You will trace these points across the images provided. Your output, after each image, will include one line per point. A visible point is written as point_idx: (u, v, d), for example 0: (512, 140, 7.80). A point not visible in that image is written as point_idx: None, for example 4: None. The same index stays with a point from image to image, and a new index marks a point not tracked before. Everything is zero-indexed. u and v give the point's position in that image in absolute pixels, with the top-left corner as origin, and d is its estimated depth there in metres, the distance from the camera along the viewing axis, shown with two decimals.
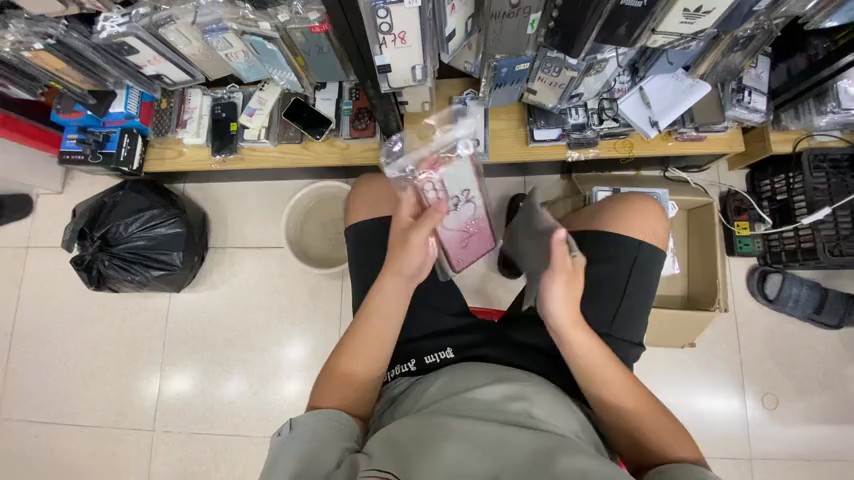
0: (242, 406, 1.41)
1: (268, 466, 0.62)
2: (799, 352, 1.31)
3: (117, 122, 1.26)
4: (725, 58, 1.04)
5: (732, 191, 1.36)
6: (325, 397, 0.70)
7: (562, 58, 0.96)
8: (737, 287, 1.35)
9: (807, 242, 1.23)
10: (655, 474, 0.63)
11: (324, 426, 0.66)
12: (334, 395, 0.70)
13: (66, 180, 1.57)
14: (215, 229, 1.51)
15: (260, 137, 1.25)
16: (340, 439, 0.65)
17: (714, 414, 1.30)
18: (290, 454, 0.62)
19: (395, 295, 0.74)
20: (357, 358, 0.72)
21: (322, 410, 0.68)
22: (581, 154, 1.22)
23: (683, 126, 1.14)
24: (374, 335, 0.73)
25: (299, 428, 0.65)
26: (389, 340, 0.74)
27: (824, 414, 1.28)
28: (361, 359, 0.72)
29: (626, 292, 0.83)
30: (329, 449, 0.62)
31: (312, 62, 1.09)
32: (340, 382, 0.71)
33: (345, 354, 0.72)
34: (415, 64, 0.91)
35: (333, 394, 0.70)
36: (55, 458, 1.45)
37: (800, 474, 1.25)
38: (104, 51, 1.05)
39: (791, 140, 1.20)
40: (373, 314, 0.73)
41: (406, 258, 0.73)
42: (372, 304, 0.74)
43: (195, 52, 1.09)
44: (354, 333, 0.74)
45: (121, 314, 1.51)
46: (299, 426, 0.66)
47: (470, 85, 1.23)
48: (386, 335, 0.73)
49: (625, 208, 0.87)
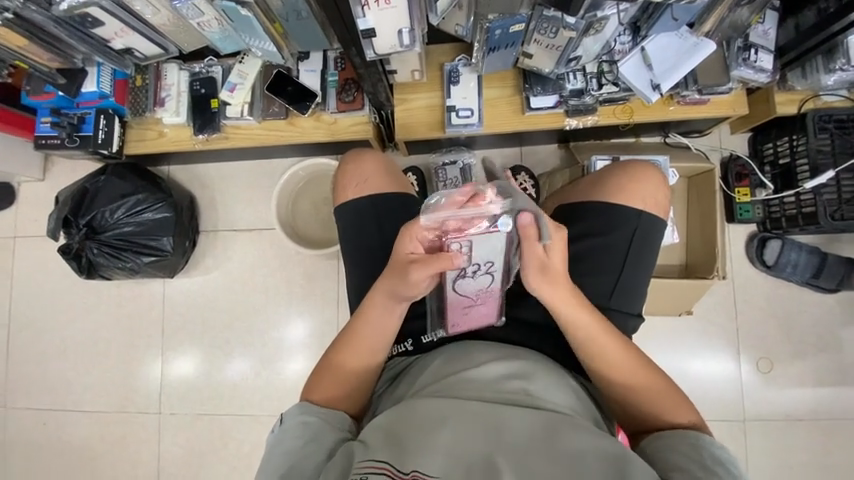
0: (245, 387, 1.43)
1: (262, 461, 0.63)
2: (795, 316, 1.32)
3: (91, 102, 1.20)
4: (731, 14, 0.96)
5: (734, 156, 1.32)
6: (314, 391, 0.70)
7: (559, 17, 0.91)
8: (735, 254, 1.35)
9: (808, 207, 1.21)
10: (652, 439, 0.65)
11: (313, 420, 0.66)
12: (322, 390, 0.70)
13: (46, 166, 1.50)
14: (205, 212, 1.47)
15: (243, 113, 1.19)
16: (332, 431, 0.65)
17: (709, 379, 1.32)
18: (282, 447, 0.63)
19: (388, 315, 0.71)
20: (347, 361, 0.71)
21: (308, 405, 0.68)
22: (580, 121, 1.16)
23: (686, 88, 1.09)
24: (363, 347, 0.72)
25: (290, 420, 0.66)
26: (378, 349, 0.73)
27: (817, 376, 1.31)
28: (354, 364, 0.71)
29: (625, 265, 0.82)
30: (321, 445, 0.63)
31: (291, 29, 1.03)
32: (330, 376, 0.71)
33: (337, 357, 0.72)
34: (401, 27, 0.85)
35: (322, 388, 0.70)
36: (65, 443, 1.48)
37: (792, 432, 1.29)
38: (67, 25, 0.98)
39: (795, 101, 1.15)
40: (363, 323, 0.72)
41: (404, 287, 0.66)
42: (366, 315, 0.72)
43: (165, 21, 1.01)
44: (345, 336, 0.73)
45: (117, 302, 1.49)
46: (288, 420, 0.66)
47: (462, 50, 1.17)
48: (375, 346, 0.72)
49: (623, 176, 0.84)
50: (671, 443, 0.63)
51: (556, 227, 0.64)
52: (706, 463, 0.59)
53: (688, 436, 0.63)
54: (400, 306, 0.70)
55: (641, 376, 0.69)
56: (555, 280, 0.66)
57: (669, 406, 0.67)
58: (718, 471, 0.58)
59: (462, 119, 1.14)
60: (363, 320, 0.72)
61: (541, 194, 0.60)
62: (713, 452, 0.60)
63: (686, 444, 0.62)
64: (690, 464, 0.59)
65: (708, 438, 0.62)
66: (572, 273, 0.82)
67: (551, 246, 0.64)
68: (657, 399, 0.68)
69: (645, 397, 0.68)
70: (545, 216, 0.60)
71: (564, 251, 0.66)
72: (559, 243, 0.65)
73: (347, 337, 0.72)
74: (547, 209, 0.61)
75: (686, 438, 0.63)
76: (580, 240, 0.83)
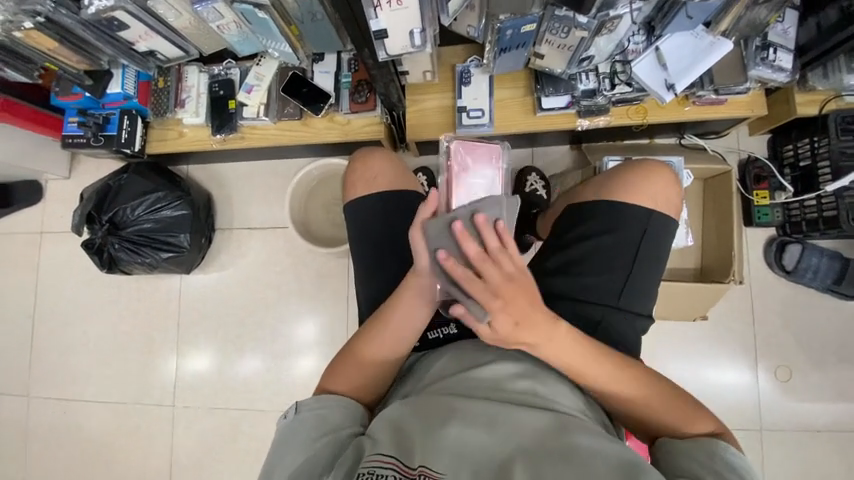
0: (257, 383, 1.46)
1: (276, 447, 0.63)
2: (816, 323, 1.28)
3: (115, 103, 1.24)
4: (748, 12, 0.95)
5: (752, 157, 1.29)
6: (332, 381, 0.72)
7: (571, 17, 0.91)
8: (754, 258, 1.31)
9: (829, 210, 1.17)
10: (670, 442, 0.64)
11: (331, 411, 0.66)
12: (340, 380, 0.71)
13: (72, 165, 1.57)
14: (221, 210, 1.51)
15: (259, 114, 1.22)
16: (346, 425, 0.65)
17: (724, 387, 1.28)
18: (296, 439, 0.63)
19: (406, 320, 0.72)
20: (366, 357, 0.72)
21: (323, 396, 0.69)
22: (591, 122, 1.15)
23: (702, 88, 1.07)
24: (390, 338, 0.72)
25: (304, 413, 0.66)
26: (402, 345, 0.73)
27: (838, 388, 1.26)
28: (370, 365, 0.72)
29: (634, 265, 0.81)
30: (331, 438, 0.62)
31: (307, 32, 1.07)
32: (349, 365, 0.72)
33: (362, 337, 0.73)
34: (413, 28, 0.86)
35: (341, 379, 0.71)
36: (83, 433, 1.53)
37: (812, 445, 1.24)
38: (94, 28, 1.02)
39: (817, 102, 1.12)
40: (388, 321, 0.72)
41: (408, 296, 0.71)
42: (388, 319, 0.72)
43: (187, 25, 1.05)
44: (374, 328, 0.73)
45: (135, 297, 1.54)
46: (302, 410, 0.66)
47: (474, 51, 1.18)
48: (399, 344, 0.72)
49: (634, 176, 0.83)
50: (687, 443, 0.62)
51: (499, 294, 0.59)
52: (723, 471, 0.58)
53: (705, 443, 0.61)
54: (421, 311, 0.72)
55: (623, 383, 0.67)
56: (525, 337, 0.62)
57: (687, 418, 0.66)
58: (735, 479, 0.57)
59: (472, 120, 1.15)
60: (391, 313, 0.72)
61: (492, 254, 0.59)
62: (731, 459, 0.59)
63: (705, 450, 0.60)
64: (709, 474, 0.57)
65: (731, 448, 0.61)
66: (578, 273, 0.81)
67: (499, 320, 0.60)
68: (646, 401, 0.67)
69: (641, 402, 0.67)
70: (483, 285, 0.59)
71: (522, 314, 0.60)
72: (518, 304, 0.60)
73: (372, 328, 0.73)
74: (494, 270, 0.59)
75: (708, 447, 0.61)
76: (588, 239, 0.82)
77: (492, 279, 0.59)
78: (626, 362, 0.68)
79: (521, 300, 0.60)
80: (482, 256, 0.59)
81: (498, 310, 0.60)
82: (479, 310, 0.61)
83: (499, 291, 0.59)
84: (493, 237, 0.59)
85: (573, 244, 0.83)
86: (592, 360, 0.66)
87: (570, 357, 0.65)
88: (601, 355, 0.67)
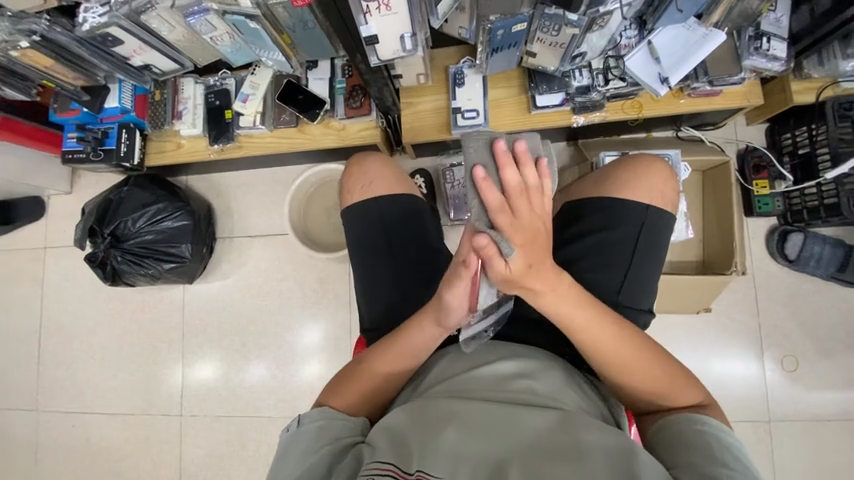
0: (263, 390, 1.46)
1: (279, 456, 0.64)
2: (821, 312, 1.27)
3: (114, 117, 1.26)
4: (740, 3, 0.94)
5: (750, 147, 1.29)
6: (332, 396, 0.71)
7: (561, 15, 0.91)
8: (756, 249, 1.30)
9: (830, 198, 1.16)
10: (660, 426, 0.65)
11: (331, 422, 0.66)
12: (341, 397, 0.71)
13: (74, 179, 1.58)
14: (221, 219, 1.52)
15: (256, 123, 1.23)
16: (346, 435, 0.66)
17: (730, 379, 1.28)
18: (297, 449, 0.63)
19: (414, 353, 0.71)
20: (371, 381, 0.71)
21: (326, 409, 0.68)
22: (587, 118, 1.16)
23: (696, 80, 1.07)
24: (397, 367, 0.71)
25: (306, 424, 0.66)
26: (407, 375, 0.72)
27: (846, 376, 1.25)
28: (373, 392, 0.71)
29: (633, 260, 0.80)
30: (331, 448, 0.63)
31: (299, 40, 1.06)
32: (351, 382, 0.72)
33: (372, 358, 0.72)
34: (403, 32, 0.87)
35: (343, 395, 0.71)
36: (93, 445, 1.54)
37: (822, 434, 1.24)
38: (89, 45, 1.04)
39: (814, 89, 1.12)
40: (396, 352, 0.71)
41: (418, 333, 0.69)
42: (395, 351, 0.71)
43: (180, 38, 1.06)
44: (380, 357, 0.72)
45: (140, 308, 1.55)
46: (305, 421, 0.67)
47: (467, 52, 1.18)
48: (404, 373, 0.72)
49: (630, 172, 0.83)
50: (678, 431, 0.63)
51: (522, 230, 0.53)
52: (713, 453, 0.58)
53: (693, 422, 0.63)
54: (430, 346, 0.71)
55: (619, 344, 0.66)
56: (535, 282, 0.58)
57: (675, 391, 0.67)
58: (725, 458, 0.57)
59: (467, 121, 1.15)
60: (399, 346, 0.70)
61: (528, 187, 0.53)
62: (718, 435, 0.60)
63: (692, 431, 0.61)
64: (704, 461, 0.57)
65: (718, 425, 0.62)
66: (578, 271, 0.81)
67: (517, 260, 0.55)
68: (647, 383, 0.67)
69: (640, 390, 0.67)
70: (510, 216, 0.53)
71: (536, 261, 0.56)
72: (535, 248, 0.55)
73: (378, 356, 0.72)
74: (521, 208, 0.53)
75: (694, 425, 0.62)
76: (585, 235, 0.82)
77: (519, 214, 0.53)
78: (635, 337, 0.67)
79: (539, 242, 0.55)
80: (519, 189, 0.53)
81: (519, 246, 0.54)
82: (506, 245, 0.54)
83: (525, 226, 0.54)
84: (525, 169, 0.53)
85: (571, 243, 0.83)
86: (592, 318, 0.64)
87: (569, 311, 0.63)
88: (602, 314, 0.65)
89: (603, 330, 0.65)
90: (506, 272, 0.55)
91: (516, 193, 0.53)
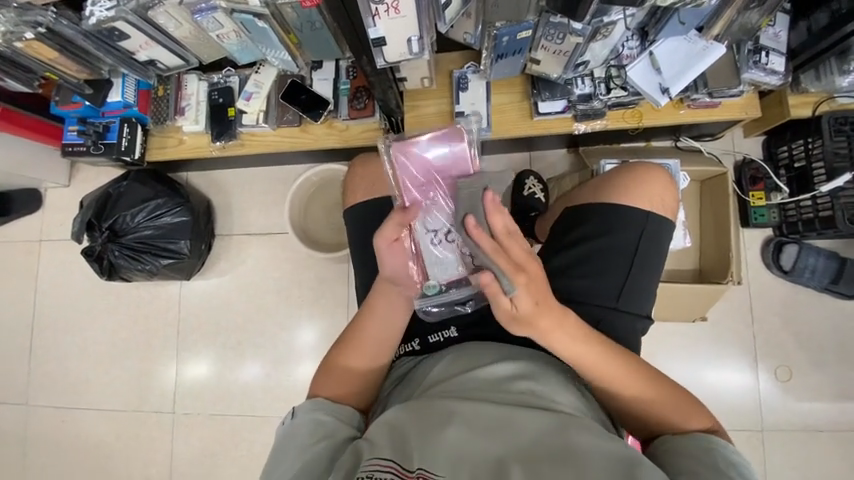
0: (257, 388, 1.45)
1: (275, 454, 0.64)
2: (814, 323, 1.29)
3: (115, 112, 1.25)
4: (740, 18, 0.96)
5: (747, 159, 1.30)
6: (322, 386, 0.72)
7: (566, 23, 0.93)
8: (751, 259, 1.32)
9: (825, 211, 1.19)
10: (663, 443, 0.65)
11: (321, 415, 0.67)
12: (329, 386, 0.72)
13: (72, 173, 1.57)
14: (221, 216, 1.51)
15: (259, 121, 1.23)
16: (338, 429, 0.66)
17: (725, 387, 1.29)
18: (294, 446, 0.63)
19: (380, 328, 0.75)
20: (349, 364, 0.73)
21: (316, 400, 0.70)
22: (589, 125, 1.17)
23: (695, 91, 1.09)
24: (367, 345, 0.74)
25: (299, 417, 0.67)
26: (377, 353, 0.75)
27: (838, 387, 1.26)
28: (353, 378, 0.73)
29: (633, 266, 0.81)
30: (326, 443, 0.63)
31: (305, 39, 1.07)
32: (339, 372, 0.73)
33: (344, 351, 0.75)
34: (410, 36, 0.87)
35: (333, 385, 0.72)
36: (83, 440, 1.52)
37: (813, 444, 1.25)
38: (95, 38, 1.04)
39: (810, 104, 1.14)
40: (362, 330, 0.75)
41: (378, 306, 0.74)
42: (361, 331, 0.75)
43: (187, 34, 1.06)
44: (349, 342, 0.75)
45: (135, 303, 1.54)
46: (298, 414, 0.68)
47: (471, 57, 1.19)
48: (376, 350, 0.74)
49: (630, 178, 0.84)
50: (685, 446, 0.63)
51: (522, 270, 0.58)
52: (719, 468, 0.59)
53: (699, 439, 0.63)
54: (391, 317, 0.75)
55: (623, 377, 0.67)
56: (539, 323, 0.61)
57: (683, 412, 0.67)
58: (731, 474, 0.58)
59: None
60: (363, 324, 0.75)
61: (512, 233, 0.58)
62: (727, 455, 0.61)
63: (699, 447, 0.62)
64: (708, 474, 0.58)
65: (725, 444, 0.62)
66: (577, 276, 0.81)
67: (522, 297, 0.58)
68: (639, 391, 0.67)
69: (643, 404, 0.67)
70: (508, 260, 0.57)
71: (540, 297, 0.59)
72: (539, 284, 0.59)
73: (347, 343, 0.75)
74: (512, 255, 0.57)
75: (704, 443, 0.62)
76: (586, 241, 0.83)
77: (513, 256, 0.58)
78: (620, 354, 0.68)
79: (538, 282, 0.59)
80: (508, 233, 0.58)
81: (523, 286, 0.57)
82: (507, 284, 0.57)
83: (522, 267, 0.58)
84: (496, 217, 0.58)
85: (572, 247, 0.83)
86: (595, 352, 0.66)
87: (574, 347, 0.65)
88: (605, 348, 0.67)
89: (612, 364, 0.67)
90: (512, 309, 0.59)
91: (498, 253, 0.57)
